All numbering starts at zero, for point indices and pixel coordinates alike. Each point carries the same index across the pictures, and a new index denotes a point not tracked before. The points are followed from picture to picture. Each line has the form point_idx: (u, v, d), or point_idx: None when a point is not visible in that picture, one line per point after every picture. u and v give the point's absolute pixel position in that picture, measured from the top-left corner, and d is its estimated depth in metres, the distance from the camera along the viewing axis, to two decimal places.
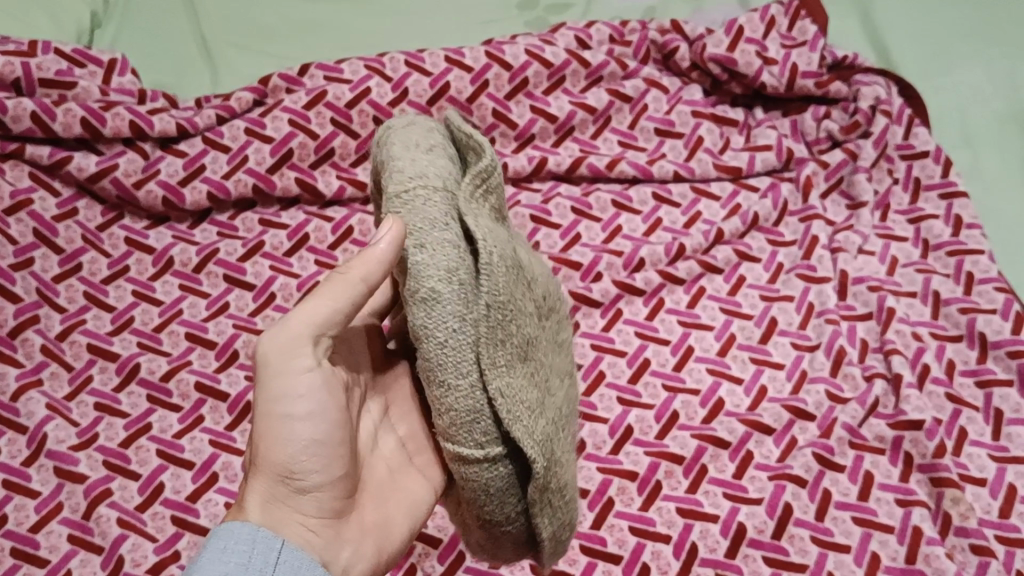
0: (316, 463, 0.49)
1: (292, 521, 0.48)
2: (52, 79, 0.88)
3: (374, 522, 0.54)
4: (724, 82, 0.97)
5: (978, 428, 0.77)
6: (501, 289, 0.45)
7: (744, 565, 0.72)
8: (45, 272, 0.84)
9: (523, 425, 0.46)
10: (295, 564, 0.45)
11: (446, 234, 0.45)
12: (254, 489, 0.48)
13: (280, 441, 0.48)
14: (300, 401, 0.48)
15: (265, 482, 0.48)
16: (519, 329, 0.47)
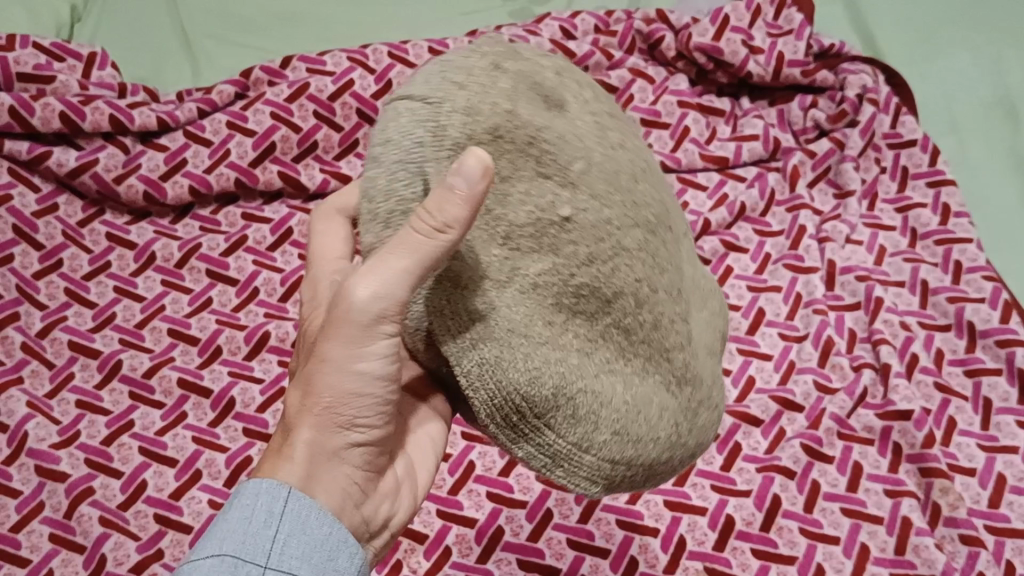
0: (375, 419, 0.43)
1: (327, 491, 0.43)
2: (31, 74, 0.87)
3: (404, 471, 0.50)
4: (710, 71, 0.96)
5: (967, 418, 0.77)
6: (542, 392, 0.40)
7: (733, 557, 0.71)
8: (25, 268, 0.83)
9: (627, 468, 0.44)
10: (302, 513, 0.41)
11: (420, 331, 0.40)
12: (301, 440, 0.42)
13: (344, 395, 0.41)
14: (370, 362, 0.41)
15: (315, 432, 0.42)
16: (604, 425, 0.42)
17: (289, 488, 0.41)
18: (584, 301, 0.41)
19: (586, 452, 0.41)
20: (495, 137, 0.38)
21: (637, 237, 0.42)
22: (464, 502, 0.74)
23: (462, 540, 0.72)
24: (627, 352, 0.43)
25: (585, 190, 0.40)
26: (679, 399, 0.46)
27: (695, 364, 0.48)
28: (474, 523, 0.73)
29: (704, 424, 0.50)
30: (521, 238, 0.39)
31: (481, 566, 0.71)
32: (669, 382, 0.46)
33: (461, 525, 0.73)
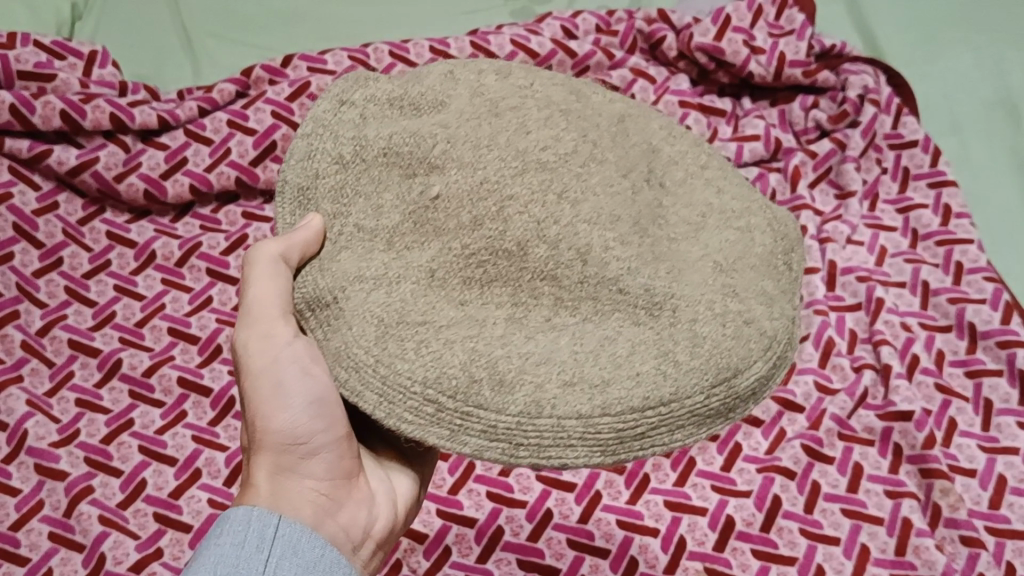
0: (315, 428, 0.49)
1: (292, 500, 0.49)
2: (31, 72, 0.87)
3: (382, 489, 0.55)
4: (711, 71, 0.96)
5: (968, 419, 0.76)
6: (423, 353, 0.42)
7: (733, 557, 0.71)
8: (25, 266, 0.83)
9: (611, 428, 0.41)
10: (292, 536, 0.45)
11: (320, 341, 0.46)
12: (258, 467, 0.50)
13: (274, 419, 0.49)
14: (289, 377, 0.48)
15: (268, 450, 0.50)
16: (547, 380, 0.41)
17: (277, 517, 0.46)
18: (469, 274, 0.44)
19: (534, 418, 0.41)
20: (339, 165, 0.46)
21: (516, 190, 0.44)
22: (465, 501, 0.73)
23: (462, 539, 0.72)
24: (562, 308, 0.43)
25: (450, 169, 0.45)
26: (655, 331, 0.43)
27: (684, 291, 0.43)
28: (474, 523, 0.72)
29: (745, 365, 0.43)
30: (399, 240, 0.45)
31: (481, 566, 0.71)
32: (635, 319, 0.43)
33: (461, 524, 0.72)
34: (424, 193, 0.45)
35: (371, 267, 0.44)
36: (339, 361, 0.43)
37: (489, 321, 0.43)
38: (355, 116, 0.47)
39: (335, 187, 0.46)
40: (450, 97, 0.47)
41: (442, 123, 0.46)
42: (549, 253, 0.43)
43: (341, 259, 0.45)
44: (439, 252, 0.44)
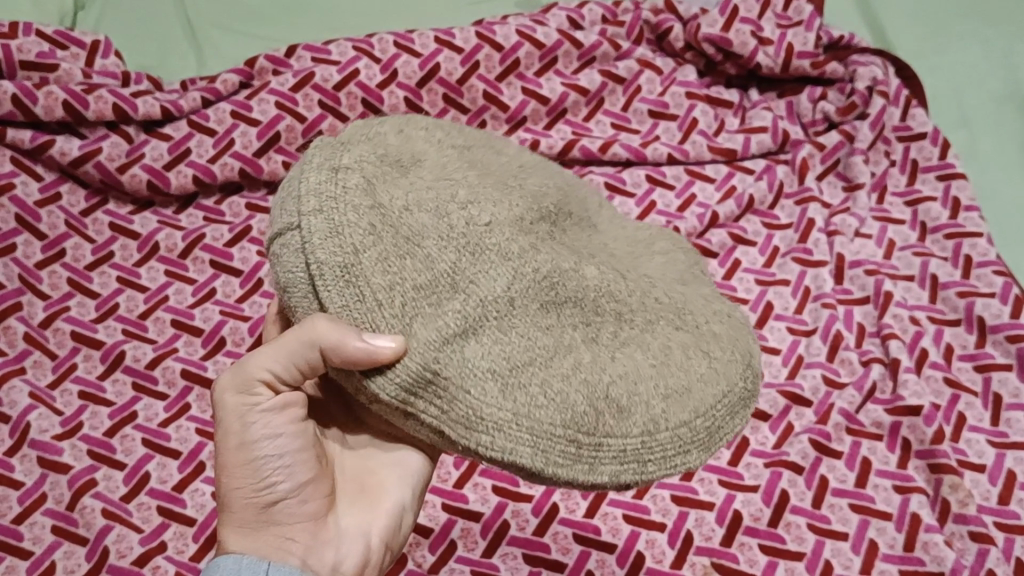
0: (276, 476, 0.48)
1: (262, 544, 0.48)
2: (33, 62, 0.87)
3: (358, 522, 0.52)
4: (719, 63, 0.96)
5: (977, 414, 0.76)
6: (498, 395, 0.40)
7: (740, 553, 0.71)
8: (27, 258, 0.82)
9: (660, 441, 0.43)
10: None
11: (423, 416, 0.41)
12: (228, 519, 0.49)
13: (240, 471, 0.48)
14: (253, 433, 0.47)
15: (233, 504, 0.48)
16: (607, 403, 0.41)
17: (267, 563, 0.47)
18: (542, 301, 0.42)
19: (606, 442, 0.42)
20: (373, 234, 0.40)
21: (541, 236, 0.44)
22: (470, 496, 0.73)
23: (468, 534, 0.71)
24: (598, 343, 0.43)
25: (489, 211, 0.43)
26: (668, 364, 0.44)
27: (671, 329, 0.45)
28: (480, 517, 0.72)
29: (731, 371, 0.46)
30: (464, 281, 0.41)
31: (487, 561, 0.70)
32: (652, 360, 0.43)
33: (466, 518, 0.72)
34: (469, 228, 0.42)
35: (456, 319, 0.40)
36: (473, 426, 0.40)
37: (572, 346, 0.42)
38: (363, 182, 0.41)
39: (377, 257, 0.40)
40: (425, 159, 0.44)
41: (449, 179, 0.43)
42: (596, 278, 0.44)
43: (416, 327, 0.40)
44: (517, 280, 0.41)
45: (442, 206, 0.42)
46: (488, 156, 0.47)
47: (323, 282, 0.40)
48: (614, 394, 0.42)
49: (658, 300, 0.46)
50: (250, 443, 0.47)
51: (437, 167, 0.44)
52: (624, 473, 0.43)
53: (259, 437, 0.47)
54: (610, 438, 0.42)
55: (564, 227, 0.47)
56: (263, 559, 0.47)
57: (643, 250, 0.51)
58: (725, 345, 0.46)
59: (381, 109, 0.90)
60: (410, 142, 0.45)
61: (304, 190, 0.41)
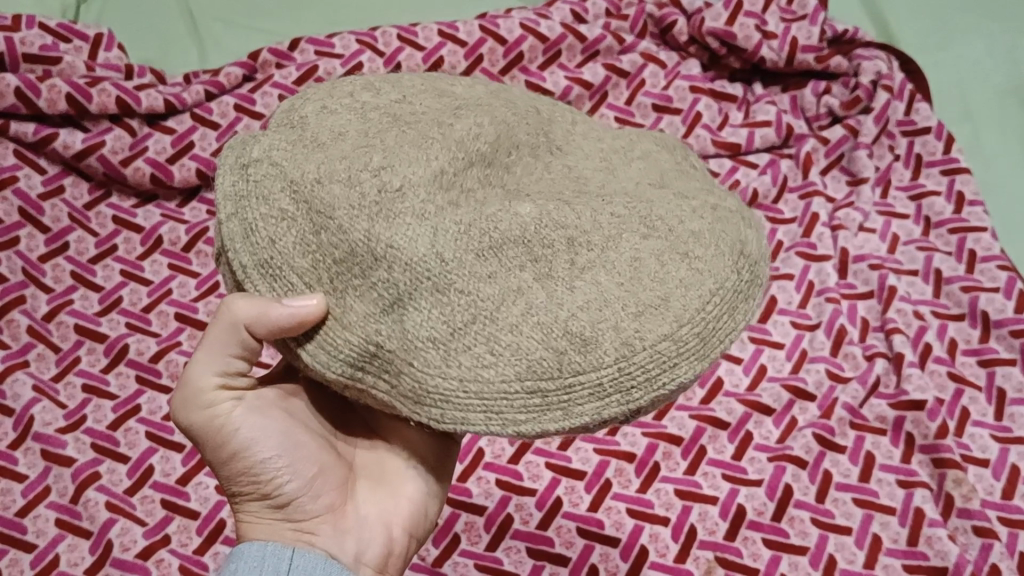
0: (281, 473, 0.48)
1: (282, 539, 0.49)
2: (37, 54, 0.86)
3: (379, 510, 0.52)
4: (722, 56, 0.95)
5: (981, 408, 0.76)
6: (441, 358, 0.38)
7: (744, 547, 0.71)
8: (30, 251, 0.82)
9: (639, 364, 0.39)
10: (308, 566, 0.46)
11: (384, 392, 0.40)
12: (246, 511, 0.49)
13: (241, 471, 0.48)
14: (240, 436, 0.47)
15: (250, 505, 0.49)
16: (562, 339, 0.38)
17: (291, 550, 0.47)
18: (481, 246, 0.39)
19: (575, 384, 0.38)
20: (286, 220, 0.39)
21: (470, 184, 0.41)
22: (473, 489, 0.73)
23: (471, 528, 0.71)
24: (551, 278, 0.39)
25: (405, 164, 0.40)
26: (631, 290, 0.39)
27: (638, 239, 0.41)
28: (483, 511, 0.72)
29: (720, 266, 0.41)
30: (383, 240, 0.38)
31: (491, 554, 0.70)
32: (619, 284, 0.39)
33: (470, 512, 0.72)
34: (387, 182, 0.39)
35: (385, 287, 0.38)
36: (423, 399, 0.39)
37: (523, 288, 0.39)
38: (271, 167, 0.40)
39: (295, 240, 0.40)
40: (348, 128, 0.41)
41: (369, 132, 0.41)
42: (537, 209, 0.41)
43: (351, 304, 0.39)
44: (443, 233, 0.39)
45: (353, 174, 0.39)
46: (425, 101, 0.44)
47: (252, 282, 0.41)
48: (567, 331, 0.38)
49: (616, 215, 0.42)
50: (243, 447, 0.47)
51: (359, 135, 0.41)
52: (609, 408, 0.39)
53: (247, 442, 0.47)
54: (577, 376, 0.38)
55: (507, 164, 0.44)
56: (288, 547, 0.47)
57: (621, 157, 0.47)
58: (709, 241, 0.42)
59: None
60: (329, 116, 0.42)
61: (220, 197, 0.41)
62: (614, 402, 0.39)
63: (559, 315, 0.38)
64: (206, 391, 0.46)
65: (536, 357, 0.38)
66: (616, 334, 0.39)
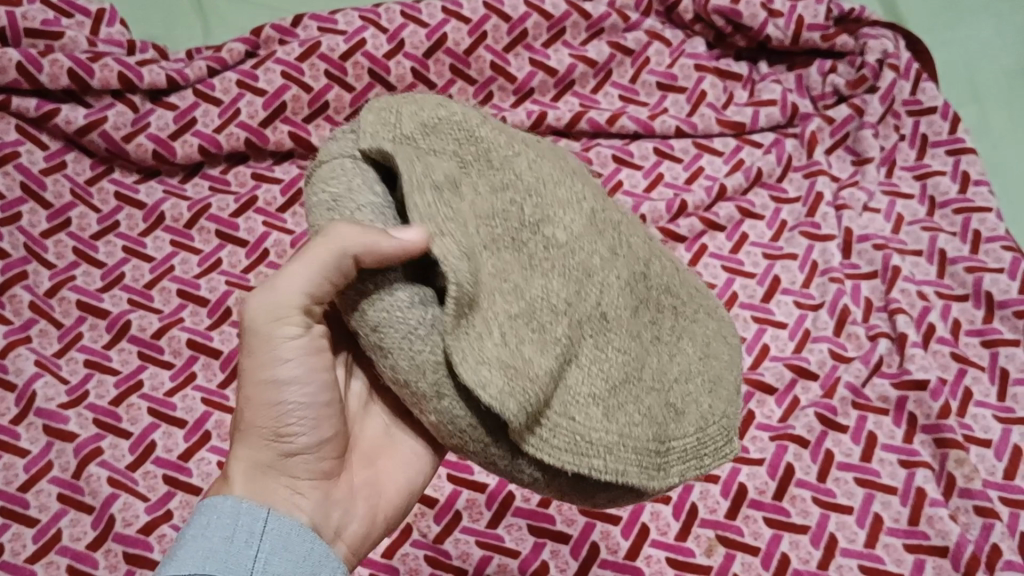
0: (301, 426, 0.48)
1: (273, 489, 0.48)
2: (38, 29, 0.85)
3: (365, 484, 0.52)
4: (728, 35, 0.95)
5: (983, 389, 0.76)
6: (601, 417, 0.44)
7: (745, 526, 0.71)
8: (33, 227, 0.82)
9: (711, 435, 0.49)
10: (283, 531, 0.45)
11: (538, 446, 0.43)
12: (238, 454, 0.48)
13: (267, 410, 0.47)
14: (282, 368, 0.47)
15: (249, 449, 0.48)
16: (672, 400, 0.47)
17: (266, 510, 0.46)
18: (628, 308, 0.46)
19: (676, 444, 0.47)
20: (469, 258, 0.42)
21: (614, 224, 0.47)
22: (475, 467, 0.73)
23: (473, 505, 0.71)
24: (660, 339, 0.48)
25: (559, 215, 0.45)
26: (706, 364, 0.50)
27: (704, 316, 0.51)
28: (484, 488, 0.72)
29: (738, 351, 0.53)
30: (559, 301, 0.43)
31: (493, 531, 0.70)
32: (698, 355, 0.49)
33: (472, 490, 0.72)
34: (550, 241, 0.44)
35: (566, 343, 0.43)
36: (582, 451, 0.43)
37: (645, 349, 0.47)
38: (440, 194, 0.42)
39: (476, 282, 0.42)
40: (468, 159, 0.45)
41: (512, 170, 0.45)
42: (660, 270, 0.49)
43: (533, 355, 0.41)
44: (607, 292, 0.45)
45: (517, 233, 0.44)
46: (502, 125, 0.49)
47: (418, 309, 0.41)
48: (674, 397, 0.48)
49: (692, 289, 0.52)
50: (281, 382, 0.47)
51: (487, 163, 0.45)
52: (689, 471, 0.48)
53: (287, 380, 0.47)
54: (679, 440, 0.48)
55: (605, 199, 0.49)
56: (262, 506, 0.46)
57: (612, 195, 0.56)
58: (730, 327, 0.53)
59: (387, 79, 0.89)
60: (438, 137, 0.45)
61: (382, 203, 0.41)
62: (691, 468, 0.49)
63: (670, 378, 0.48)
64: (279, 307, 0.45)
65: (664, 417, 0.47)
66: (702, 400, 0.49)
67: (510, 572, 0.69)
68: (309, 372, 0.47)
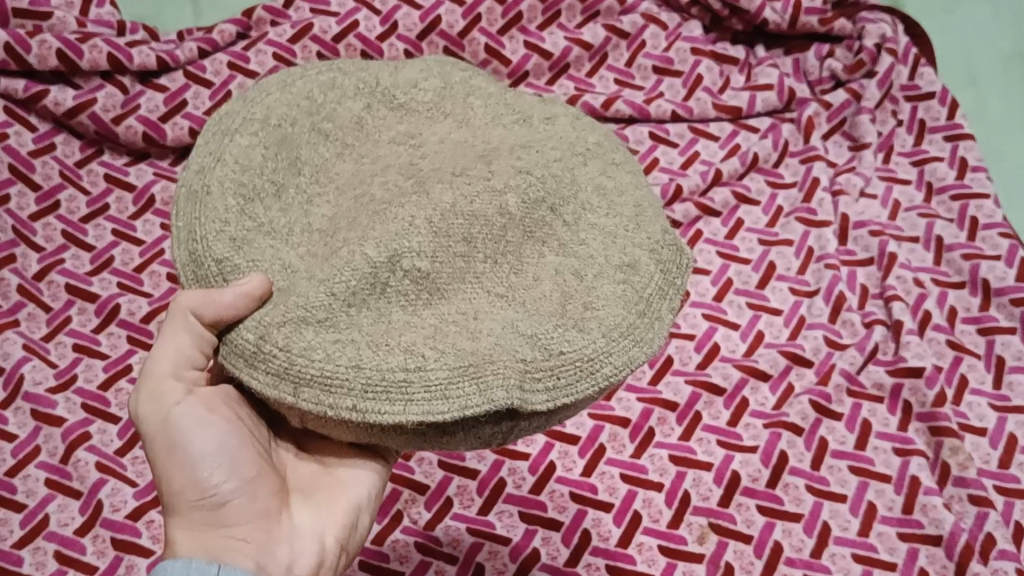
0: (224, 473, 0.48)
1: (217, 540, 0.48)
2: (26, 10, 0.85)
3: (309, 522, 0.51)
4: (724, 18, 0.94)
5: (979, 376, 0.75)
6: (562, 351, 0.42)
7: (737, 514, 0.70)
8: (21, 210, 0.81)
9: (643, 300, 0.44)
10: None
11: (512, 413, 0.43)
12: (174, 530, 0.48)
13: (181, 472, 0.47)
14: (192, 434, 0.48)
15: (177, 516, 0.48)
16: (575, 313, 0.42)
17: (217, 566, 0.46)
18: (442, 327, 0.42)
19: (621, 335, 0.43)
20: (343, 343, 0.41)
21: (378, 284, 0.42)
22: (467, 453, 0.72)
23: (464, 492, 0.71)
24: (518, 313, 0.42)
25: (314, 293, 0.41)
26: (558, 282, 0.43)
27: (539, 251, 0.44)
28: (476, 475, 0.71)
29: (621, 227, 0.45)
30: (403, 358, 0.40)
31: (483, 518, 0.70)
32: (557, 276, 0.43)
33: (463, 476, 0.71)
34: (340, 342, 0.41)
35: (444, 374, 0.40)
36: (565, 375, 0.42)
37: (508, 312, 0.42)
38: (280, 311, 0.41)
39: (361, 353, 0.41)
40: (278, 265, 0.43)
41: (295, 292, 0.42)
42: (431, 265, 0.42)
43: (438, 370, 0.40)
44: (415, 356, 0.40)
45: (330, 341, 0.41)
46: (283, 170, 0.45)
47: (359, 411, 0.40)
48: (574, 308, 0.43)
49: (521, 237, 0.44)
50: (179, 442, 0.48)
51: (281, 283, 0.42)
52: (667, 316, 0.45)
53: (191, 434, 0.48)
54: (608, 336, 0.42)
55: (384, 199, 0.43)
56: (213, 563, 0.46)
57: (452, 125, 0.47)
58: (592, 218, 0.45)
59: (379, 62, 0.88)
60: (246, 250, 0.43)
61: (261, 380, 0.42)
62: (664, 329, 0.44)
63: (528, 320, 0.42)
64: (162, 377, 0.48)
65: (578, 346, 0.42)
66: (587, 309, 0.43)
67: (502, 560, 0.68)
68: (219, 419, 0.48)
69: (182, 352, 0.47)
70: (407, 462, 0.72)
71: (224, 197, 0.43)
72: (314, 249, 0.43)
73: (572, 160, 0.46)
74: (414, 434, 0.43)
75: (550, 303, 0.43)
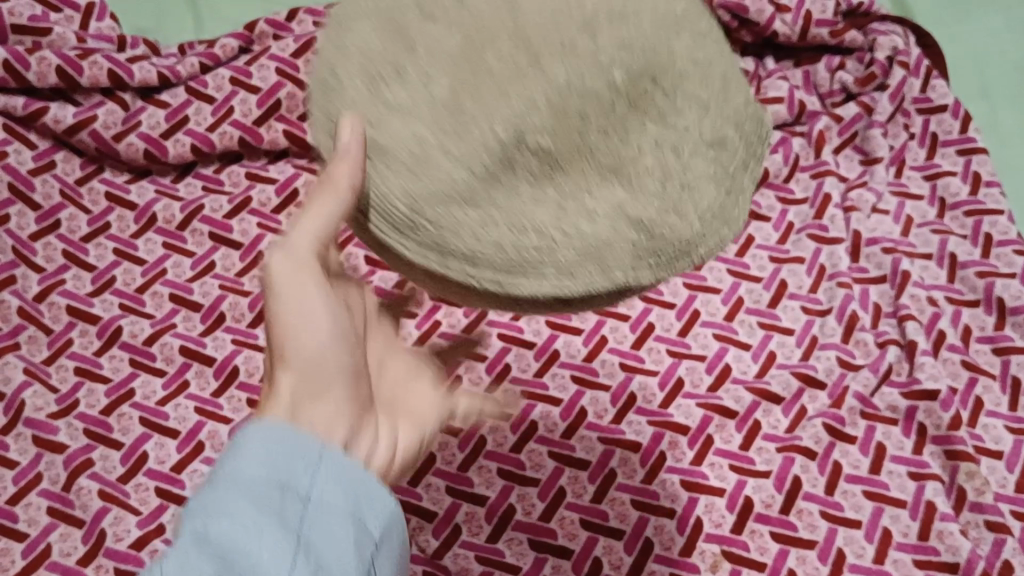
0: (329, 329, 0.42)
1: (324, 416, 0.41)
2: (25, 25, 0.83)
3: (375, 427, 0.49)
4: (734, 30, 0.92)
5: (995, 398, 0.74)
6: (669, 231, 0.41)
7: (751, 540, 0.69)
8: (21, 230, 0.80)
9: (733, 177, 0.43)
10: (341, 465, 0.39)
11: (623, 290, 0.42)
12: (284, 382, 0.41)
13: (300, 334, 0.41)
14: (309, 307, 0.42)
15: (285, 378, 0.41)
16: (685, 179, 0.41)
17: (320, 443, 0.39)
18: (565, 201, 0.40)
19: (728, 207, 0.43)
20: (475, 214, 0.40)
21: (509, 159, 0.40)
22: (475, 479, 0.72)
23: (472, 518, 0.70)
24: (644, 177, 0.41)
25: (443, 179, 0.39)
26: (673, 153, 0.41)
27: (649, 121, 0.41)
28: (485, 502, 0.71)
29: (721, 97, 0.43)
30: (522, 239, 0.40)
31: (491, 545, 0.69)
32: (675, 147, 0.41)
33: (472, 502, 0.71)
34: (471, 210, 0.40)
35: (565, 255, 0.40)
36: (671, 256, 0.42)
37: (627, 182, 0.41)
38: (407, 176, 0.40)
39: (488, 227, 0.40)
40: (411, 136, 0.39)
41: (414, 158, 0.40)
42: (564, 138, 0.40)
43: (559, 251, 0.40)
44: (541, 230, 0.40)
45: (461, 199, 0.40)
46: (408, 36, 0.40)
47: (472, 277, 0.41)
48: (684, 176, 0.41)
49: (643, 94, 0.41)
50: (295, 314, 0.41)
51: (400, 145, 0.40)
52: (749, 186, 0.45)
53: (306, 307, 0.42)
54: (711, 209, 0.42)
55: (508, 66, 0.40)
56: (313, 436, 0.39)
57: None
58: (699, 70, 0.42)
59: None
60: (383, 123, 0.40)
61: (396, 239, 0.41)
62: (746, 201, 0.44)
63: (644, 187, 0.41)
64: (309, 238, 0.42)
65: (691, 212, 0.41)
66: (698, 176, 0.42)
67: None
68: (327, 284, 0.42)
69: (322, 222, 0.41)
70: (415, 488, 0.71)
71: (356, 83, 0.41)
72: (443, 124, 0.39)
73: (663, 29, 0.42)
74: (528, 306, 0.43)
75: (668, 170, 0.41)
